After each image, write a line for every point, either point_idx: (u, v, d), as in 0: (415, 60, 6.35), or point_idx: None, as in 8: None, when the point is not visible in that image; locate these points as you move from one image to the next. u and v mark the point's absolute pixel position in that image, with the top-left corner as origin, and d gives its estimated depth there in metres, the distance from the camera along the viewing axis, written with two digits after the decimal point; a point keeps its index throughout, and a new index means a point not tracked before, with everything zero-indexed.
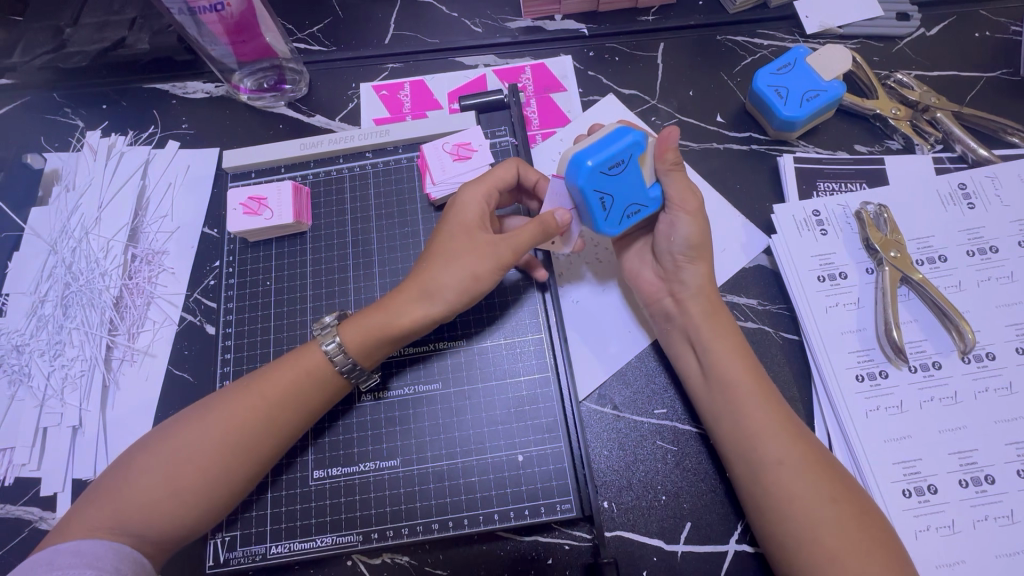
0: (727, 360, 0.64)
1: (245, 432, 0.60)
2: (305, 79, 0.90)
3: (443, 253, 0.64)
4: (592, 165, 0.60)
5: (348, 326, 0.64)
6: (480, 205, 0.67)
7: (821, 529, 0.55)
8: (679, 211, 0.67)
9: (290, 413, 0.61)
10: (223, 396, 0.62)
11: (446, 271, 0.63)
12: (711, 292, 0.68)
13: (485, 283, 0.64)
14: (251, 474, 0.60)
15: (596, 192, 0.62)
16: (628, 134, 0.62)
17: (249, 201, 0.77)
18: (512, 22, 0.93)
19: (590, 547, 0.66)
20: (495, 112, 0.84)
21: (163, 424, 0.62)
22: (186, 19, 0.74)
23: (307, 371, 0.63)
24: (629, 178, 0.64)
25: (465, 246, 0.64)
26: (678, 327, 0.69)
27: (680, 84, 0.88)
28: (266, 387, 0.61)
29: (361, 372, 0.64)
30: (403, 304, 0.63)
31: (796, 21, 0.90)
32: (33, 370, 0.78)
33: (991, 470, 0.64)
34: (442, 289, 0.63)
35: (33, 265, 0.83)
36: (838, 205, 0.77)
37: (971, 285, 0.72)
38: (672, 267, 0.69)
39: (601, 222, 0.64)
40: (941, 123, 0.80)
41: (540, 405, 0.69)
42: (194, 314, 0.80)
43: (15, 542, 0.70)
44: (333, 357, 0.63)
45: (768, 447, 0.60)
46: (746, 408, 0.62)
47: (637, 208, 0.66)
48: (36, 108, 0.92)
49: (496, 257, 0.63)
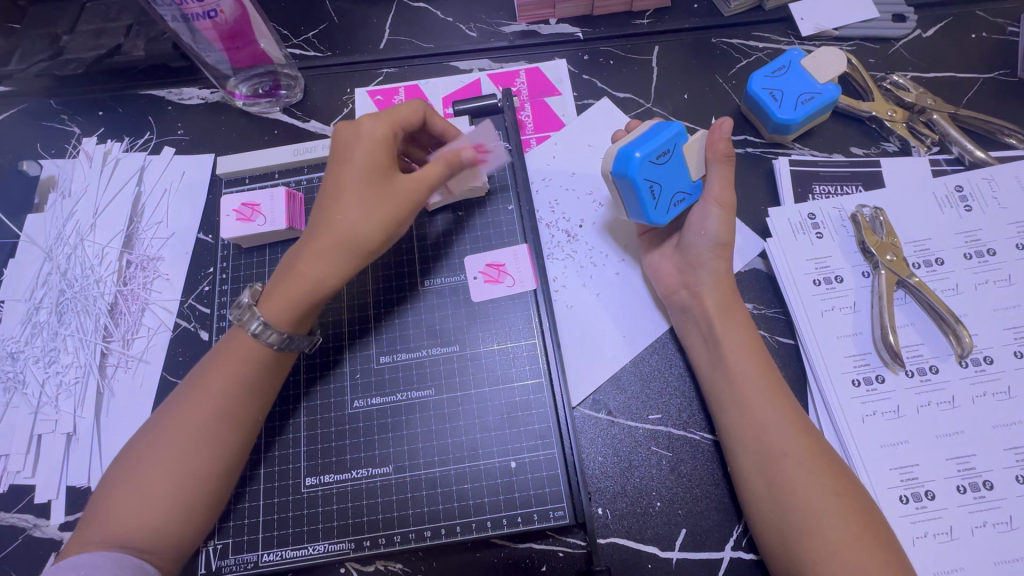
0: (738, 349, 0.65)
1: (199, 430, 0.59)
2: (300, 85, 0.90)
3: (353, 196, 0.62)
4: (641, 154, 0.63)
5: (269, 302, 0.62)
6: (387, 143, 0.64)
7: (821, 521, 0.55)
8: (714, 203, 0.68)
9: (241, 399, 0.61)
10: (174, 404, 0.61)
11: (365, 218, 0.61)
12: (727, 286, 0.69)
13: (402, 231, 0.65)
14: (215, 469, 0.59)
15: (645, 178, 0.64)
16: (673, 127, 0.66)
17: (242, 207, 0.76)
18: (506, 26, 0.93)
19: (584, 554, 0.65)
20: (489, 116, 0.84)
21: (133, 439, 0.61)
22: (180, 26, 0.75)
23: (243, 359, 0.62)
24: (675, 166, 0.67)
25: (377, 193, 0.62)
26: (692, 320, 0.69)
27: (675, 87, 0.87)
28: (207, 383, 0.61)
29: (299, 338, 0.64)
30: (320, 261, 0.61)
31: (791, 23, 0.90)
32: (28, 377, 0.78)
33: (990, 475, 0.63)
34: (362, 241, 0.62)
35: (27, 272, 0.83)
36: (834, 208, 0.76)
37: (969, 289, 0.71)
38: (694, 259, 0.70)
39: (650, 211, 0.66)
40: (938, 125, 0.79)
41: (533, 411, 0.69)
42: (188, 320, 0.80)
43: (10, 549, 0.70)
44: (260, 333, 0.62)
45: (773, 438, 0.60)
46: (753, 399, 0.62)
47: (683, 196, 0.68)
48: (32, 116, 0.92)
49: (415, 205, 0.63)
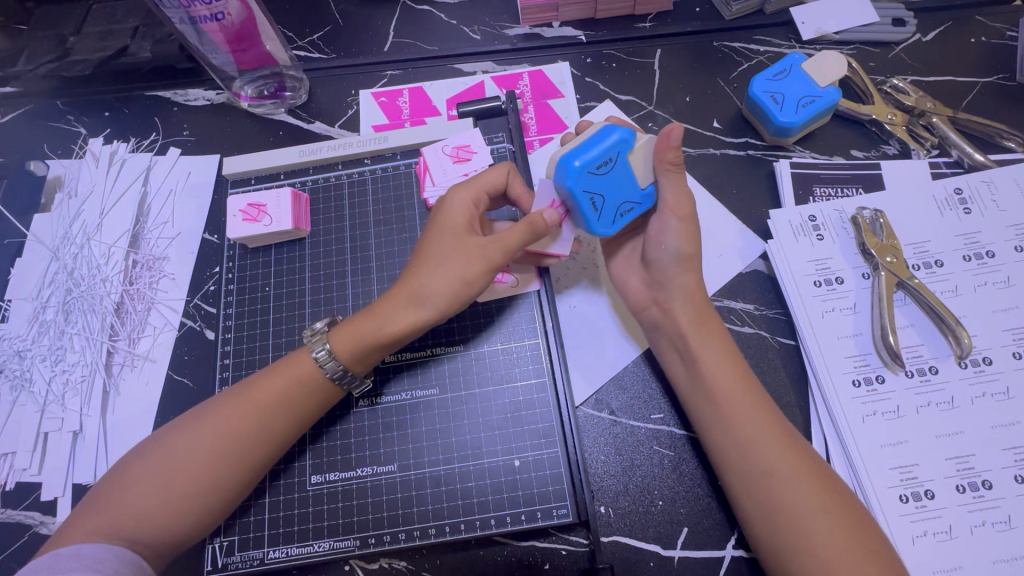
0: (717, 366, 0.64)
1: (234, 441, 0.60)
2: (305, 87, 0.91)
3: (430, 258, 0.64)
4: (579, 165, 0.60)
5: (337, 332, 0.64)
6: (467, 206, 0.67)
7: (813, 539, 0.55)
8: (671, 216, 0.66)
9: (281, 418, 0.62)
10: (215, 405, 0.62)
11: (438, 276, 0.63)
12: (699, 301, 0.67)
13: (474, 289, 0.64)
14: (242, 481, 0.60)
15: (586, 190, 0.61)
16: (616, 133, 0.62)
17: (248, 207, 0.77)
18: (510, 29, 0.94)
19: (587, 552, 0.66)
20: (493, 118, 0.85)
21: (159, 431, 0.62)
22: (187, 28, 0.76)
23: (299, 378, 0.63)
24: (621, 175, 0.63)
25: (451, 249, 0.64)
26: (665, 336, 0.69)
27: (677, 90, 0.88)
28: (256, 396, 0.62)
29: (353, 377, 0.64)
30: (391, 310, 0.63)
31: (792, 27, 0.90)
32: (34, 375, 0.79)
33: (989, 475, 0.64)
34: (431, 295, 0.63)
35: (35, 271, 0.84)
36: (835, 211, 0.77)
37: (968, 291, 0.72)
38: (661, 274, 0.68)
39: (594, 223, 0.64)
40: (937, 128, 0.80)
41: (537, 410, 0.70)
42: (194, 319, 0.81)
43: (17, 546, 0.71)
44: (322, 363, 0.63)
45: (758, 457, 0.59)
46: (737, 420, 0.61)
47: (631, 205, 0.65)
48: (39, 116, 0.93)
49: (486, 261, 0.63)
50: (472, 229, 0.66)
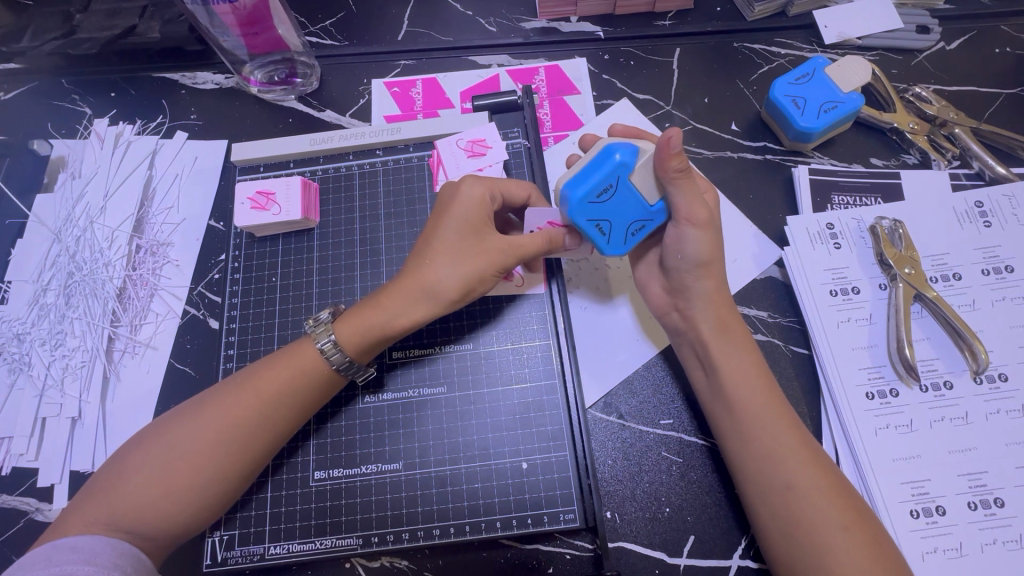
0: (740, 379, 0.62)
1: (236, 431, 0.59)
2: (316, 73, 0.89)
3: (444, 250, 0.62)
4: (580, 196, 0.59)
5: (343, 324, 0.62)
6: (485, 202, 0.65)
7: (831, 557, 0.54)
8: (686, 224, 0.63)
9: (283, 409, 0.61)
10: (217, 394, 0.61)
11: (451, 272, 0.61)
12: (721, 307, 0.66)
13: (484, 286, 0.64)
14: (243, 472, 0.59)
15: (589, 220, 0.61)
16: (615, 155, 0.59)
17: (257, 195, 0.75)
18: (527, 22, 0.92)
19: (592, 556, 0.65)
20: (509, 112, 0.83)
21: (161, 418, 0.61)
22: (199, 9, 0.73)
23: (301, 369, 0.62)
24: (623, 199, 0.61)
25: (466, 245, 0.62)
26: (688, 342, 0.67)
27: (696, 90, 0.87)
28: (259, 385, 0.60)
29: (357, 367, 0.63)
30: (401, 302, 0.62)
31: (814, 30, 0.89)
32: (34, 359, 0.77)
33: (1002, 494, 0.63)
34: (442, 289, 0.62)
35: (36, 252, 0.82)
36: (853, 220, 0.76)
37: (986, 305, 0.71)
38: (680, 281, 0.67)
39: (603, 246, 0.64)
40: (959, 139, 0.79)
41: (546, 413, 0.69)
42: (198, 308, 0.79)
43: (10, 533, 0.70)
44: (327, 353, 0.62)
45: (780, 471, 0.58)
46: (757, 430, 0.60)
47: (640, 226, 0.63)
48: (43, 93, 0.91)
49: (500, 262, 0.62)
50: (490, 226, 0.64)
